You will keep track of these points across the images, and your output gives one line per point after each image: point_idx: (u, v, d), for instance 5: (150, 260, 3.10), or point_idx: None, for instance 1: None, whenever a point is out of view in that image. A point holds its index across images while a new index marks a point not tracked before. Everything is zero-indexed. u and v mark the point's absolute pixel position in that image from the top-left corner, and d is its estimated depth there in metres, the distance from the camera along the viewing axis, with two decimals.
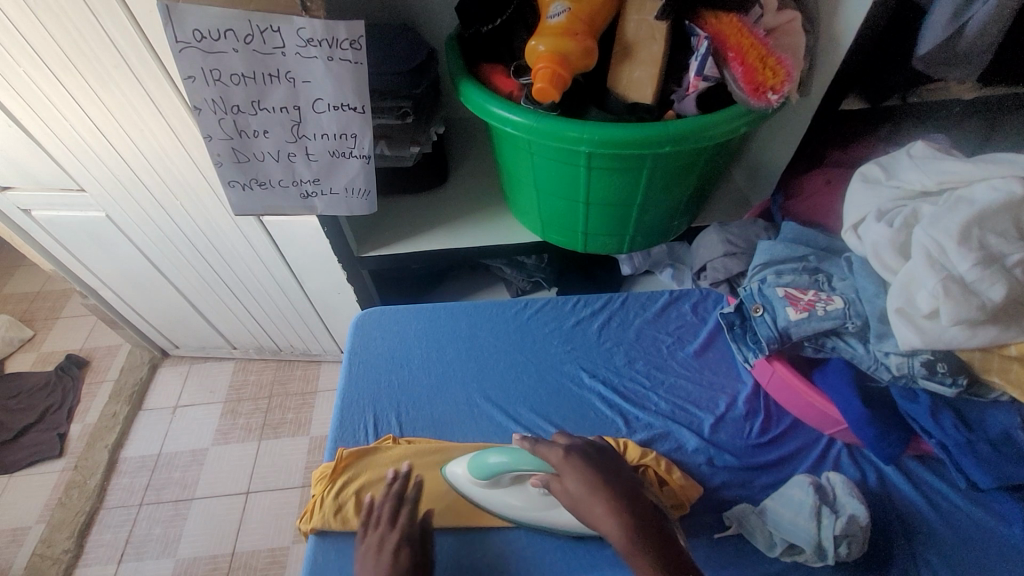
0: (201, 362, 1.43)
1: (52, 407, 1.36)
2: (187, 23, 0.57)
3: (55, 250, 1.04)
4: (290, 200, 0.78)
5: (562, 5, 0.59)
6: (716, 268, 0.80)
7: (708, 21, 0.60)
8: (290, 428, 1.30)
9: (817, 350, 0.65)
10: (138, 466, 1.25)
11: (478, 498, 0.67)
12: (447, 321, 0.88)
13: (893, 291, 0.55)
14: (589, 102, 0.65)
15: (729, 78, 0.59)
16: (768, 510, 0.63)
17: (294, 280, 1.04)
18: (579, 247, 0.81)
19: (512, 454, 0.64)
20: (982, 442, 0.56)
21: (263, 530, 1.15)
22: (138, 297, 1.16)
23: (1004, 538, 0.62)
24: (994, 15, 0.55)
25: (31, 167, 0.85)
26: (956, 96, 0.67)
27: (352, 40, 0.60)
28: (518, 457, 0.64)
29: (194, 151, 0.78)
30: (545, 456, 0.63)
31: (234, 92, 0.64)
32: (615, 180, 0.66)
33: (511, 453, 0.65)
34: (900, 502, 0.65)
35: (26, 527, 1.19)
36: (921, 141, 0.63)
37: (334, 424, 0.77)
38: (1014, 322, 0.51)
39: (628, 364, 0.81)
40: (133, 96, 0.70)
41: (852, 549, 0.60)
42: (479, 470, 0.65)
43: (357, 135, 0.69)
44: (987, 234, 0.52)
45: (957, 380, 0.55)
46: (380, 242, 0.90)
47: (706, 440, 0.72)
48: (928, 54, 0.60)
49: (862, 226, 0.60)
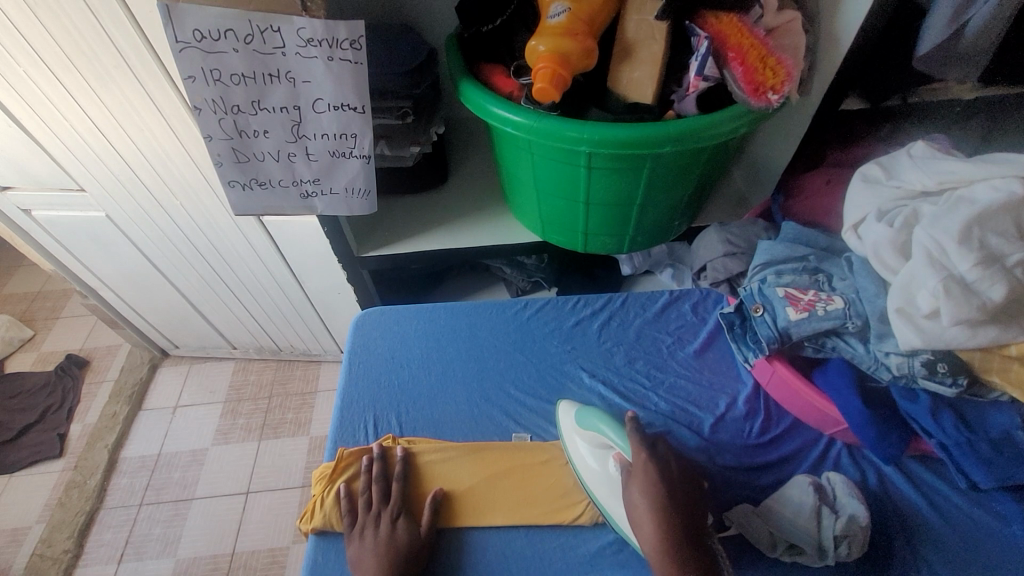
0: (201, 362, 1.43)
1: (52, 407, 1.36)
2: (186, 23, 0.57)
3: (55, 250, 1.04)
4: (289, 200, 0.78)
5: (563, 4, 0.59)
6: (716, 268, 0.79)
7: (708, 21, 0.60)
8: (290, 428, 1.30)
9: (817, 351, 0.65)
10: (138, 466, 1.25)
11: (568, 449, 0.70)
12: (447, 321, 0.88)
13: (894, 291, 0.55)
14: (589, 102, 0.65)
15: (729, 78, 0.59)
16: (768, 510, 0.63)
17: (294, 280, 1.04)
18: (579, 247, 0.81)
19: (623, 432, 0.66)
20: (982, 442, 0.56)
21: (263, 530, 1.15)
22: (138, 297, 1.16)
23: (1004, 538, 0.62)
24: (994, 14, 0.55)
25: (30, 167, 0.85)
26: (957, 96, 0.67)
27: (352, 40, 0.59)
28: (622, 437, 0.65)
29: (194, 151, 0.78)
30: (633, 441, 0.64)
31: (235, 92, 0.64)
32: (616, 180, 0.66)
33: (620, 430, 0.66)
34: (899, 502, 0.65)
35: (26, 527, 1.19)
36: (921, 141, 0.63)
37: (335, 424, 0.77)
38: (1014, 322, 0.51)
39: (628, 364, 0.81)
40: (133, 96, 0.70)
41: (852, 549, 0.60)
42: (588, 417, 0.69)
43: (357, 135, 0.69)
44: (987, 234, 0.51)
45: (957, 380, 0.55)
46: (380, 242, 0.90)
47: (706, 440, 0.72)
48: (928, 54, 0.60)
49: (862, 226, 0.60)
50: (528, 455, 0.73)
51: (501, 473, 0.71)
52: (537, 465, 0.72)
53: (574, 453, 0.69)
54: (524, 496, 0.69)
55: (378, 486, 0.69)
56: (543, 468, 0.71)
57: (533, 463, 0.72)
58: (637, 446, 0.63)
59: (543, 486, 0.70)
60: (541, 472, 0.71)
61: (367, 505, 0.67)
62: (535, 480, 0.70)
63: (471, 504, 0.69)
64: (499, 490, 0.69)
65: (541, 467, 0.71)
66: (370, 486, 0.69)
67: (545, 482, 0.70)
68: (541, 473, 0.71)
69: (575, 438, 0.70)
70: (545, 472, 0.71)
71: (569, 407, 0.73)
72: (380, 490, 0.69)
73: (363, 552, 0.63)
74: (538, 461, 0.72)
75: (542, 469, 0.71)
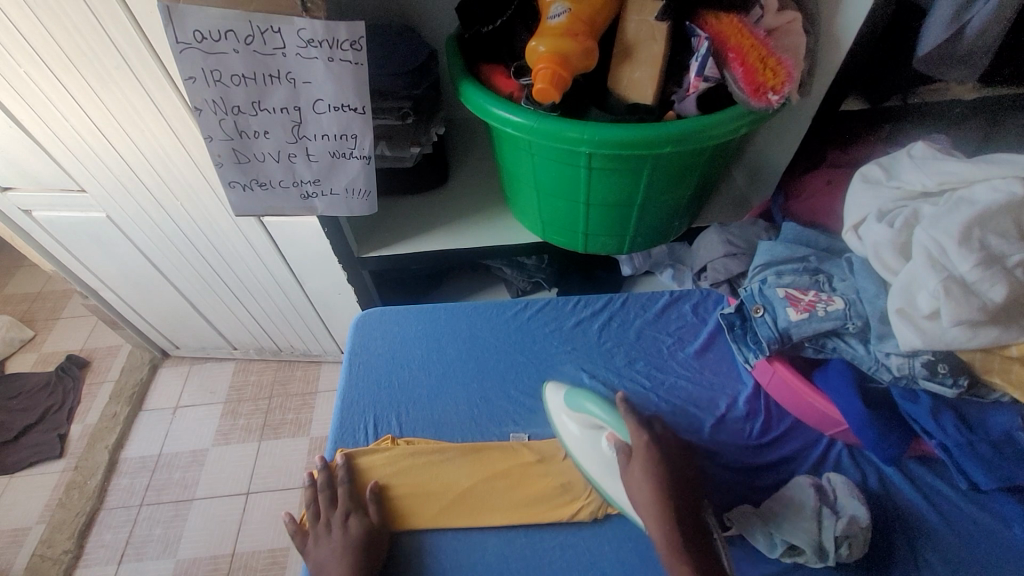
0: (201, 363, 1.43)
1: (52, 408, 1.36)
2: (187, 23, 0.57)
3: (55, 250, 1.04)
4: (289, 200, 0.78)
5: (563, 5, 0.59)
6: (717, 268, 0.79)
7: (708, 21, 0.61)
8: (291, 429, 1.30)
9: (818, 351, 0.65)
10: (138, 466, 1.25)
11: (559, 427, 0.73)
12: (447, 321, 0.88)
13: (894, 292, 0.55)
14: (590, 103, 0.65)
15: (729, 78, 0.59)
16: (769, 510, 0.63)
17: (294, 281, 1.04)
18: (579, 247, 0.81)
19: (613, 412, 0.68)
20: (982, 443, 0.56)
21: (263, 531, 1.15)
22: (138, 297, 1.16)
23: (1005, 539, 0.62)
24: (995, 15, 0.55)
25: (31, 167, 0.85)
26: (956, 96, 0.67)
27: (352, 40, 0.60)
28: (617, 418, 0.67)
29: (193, 151, 0.78)
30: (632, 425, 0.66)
31: (235, 92, 0.64)
32: (616, 180, 0.66)
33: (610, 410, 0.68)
34: (899, 502, 0.65)
35: (26, 527, 1.19)
36: (921, 141, 0.63)
37: (335, 425, 0.77)
38: (1015, 323, 0.51)
39: (627, 364, 0.81)
40: (132, 96, 0.70)
41: (852, 550, 0.60)
42: (579, 398, 0.70)
43: (356, 135, 0.69)
44: (987, 235, 0.51)
45: (958, 380, 0.55)
46: (380, 242, 0.90)
47: (707, 441, 0.72)
48: (929, 55, 0.61)
49: (863, 227, 0.60)
50: (508, 459, 0.72)
51: (476, 477, 0.70)
52: (518, 467, 0.71)
53: (564, 432, 0.72)
54: (499, 499, 0.69)
55: (344, 487, 0.69)
56: (520, 473, 0.71)
57: (512, 467, 0.71)
58: (637, 429, 0.65)
59: (517, 491, 0.69)
60: (522, 476, 0.70)
61: (329, 506, 0.68)
62: (510, 485, 0.70)
63: (437, 499, 0.69)
64: (471, 496, 0.69)
65: (520, 472, 0.71)
66: (336, 488, 0.69)
67: (523, 485, 0.70)
68: (522, 476, 0.71)
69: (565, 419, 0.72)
70: (523, 475, 0.71)
71: (558, 387, 0.75)
72: (336, 492, 0.69)
73: (321, 553, 0.64)
74: (517, 464, 0.71)
75: (526, 472, 0.71)
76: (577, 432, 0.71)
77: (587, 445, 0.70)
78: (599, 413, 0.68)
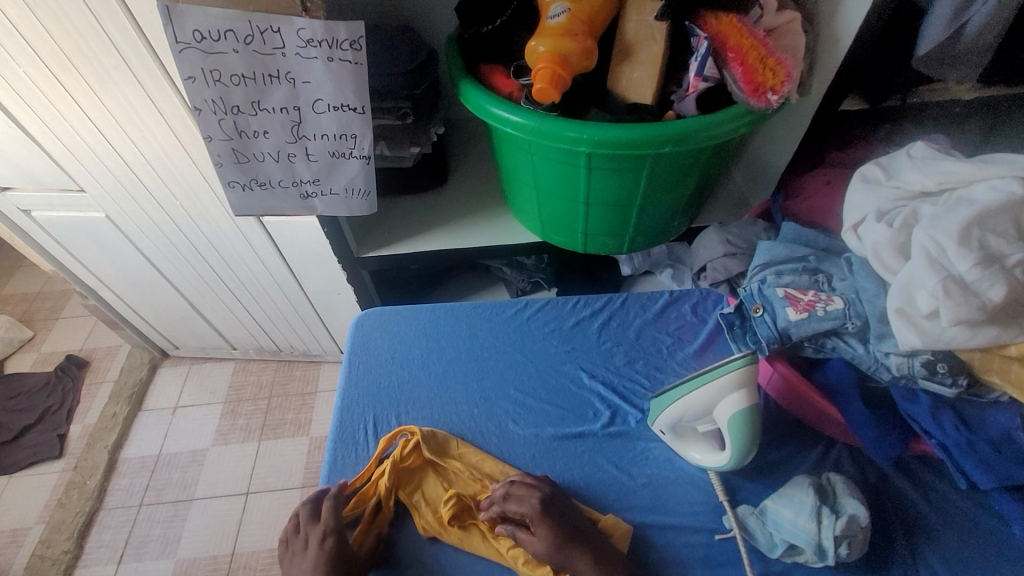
0: (201, 363, 1.43)
1: (52, 407, 1.36)
2: (187, 24, 0.57)
3: (55, 250, 1.04)
4: (289, 201, 0.78)
5: (562, 5, 0.59)
6: (716, 268, 0.80)
7: (708, 21, 0.61)
8: (290, 429, 1.30)
9: (817, 351, 0.64)
10: (138, 466, 1.25)
11: (704, 393, 0.64)
12: (448, 320, 0.88)
13: (893, 291, 0.55)
14: (589, 103, 0.65)
15: (729, 78, 0.59)
16: (768, 510, 0.64)
17: (293, 280, 1.03)
18: (578, 247, 0.81)
19: (738, 455, 0.64)
20: (982, 443, 0.56)
21: (263, 530, 1.15)
22: (138, 297, 1.16)
23: (999, 537, 0.62)
24: (995, 15, 0.55)
25: (31, 167, 0.85)
26: (955, 96, 0.66)
27: (352, 40, 0.60)
28: (733, 459, 0.64)
29: (193, 152, 0.78)
30: (733, 467, 0.65)
31: (234, 92, 0.64)
32: (616, 179, 0.66)
33: (735, 455, 0.64)
34: (900, 501, 0.65)
35: (25, 527, 1.19)
36: (921, 141, 0.63)
37: (334, 425, 0.77)
38: (1014, 322, 0.51)
39: (627, 364, 0.81)
40: (133, 97, 0.70)
41: (852, 549, 0.60)
42: (740, 428, 0.62)
43: (357, 135, 0.69)
44: (986, 234, 0.52)
45: (957, 380, 0.55)
46: (380, 242, 0.90)
47: None
48: (928, 54, 0.60)
49: (862, 227, 0.61)
50: None
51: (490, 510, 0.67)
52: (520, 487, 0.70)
53: (694, 400, 0.65)
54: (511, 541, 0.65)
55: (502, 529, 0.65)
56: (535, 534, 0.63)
57: (556, 535, 0.62)
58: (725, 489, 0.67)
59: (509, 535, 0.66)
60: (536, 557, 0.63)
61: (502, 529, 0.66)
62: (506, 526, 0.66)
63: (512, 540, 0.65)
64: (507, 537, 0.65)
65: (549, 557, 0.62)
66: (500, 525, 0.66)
67: (513, 528, 0.65)
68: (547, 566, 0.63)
69: (716, 403, 0.64)
70: (565, 562, 0.61)
71: (744, 368, 0.61)
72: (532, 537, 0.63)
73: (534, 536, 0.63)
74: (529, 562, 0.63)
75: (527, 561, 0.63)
76: (721, 413, 0.63)
77: (704, 411, 0.66)
78: (733, 446, 0.63)
